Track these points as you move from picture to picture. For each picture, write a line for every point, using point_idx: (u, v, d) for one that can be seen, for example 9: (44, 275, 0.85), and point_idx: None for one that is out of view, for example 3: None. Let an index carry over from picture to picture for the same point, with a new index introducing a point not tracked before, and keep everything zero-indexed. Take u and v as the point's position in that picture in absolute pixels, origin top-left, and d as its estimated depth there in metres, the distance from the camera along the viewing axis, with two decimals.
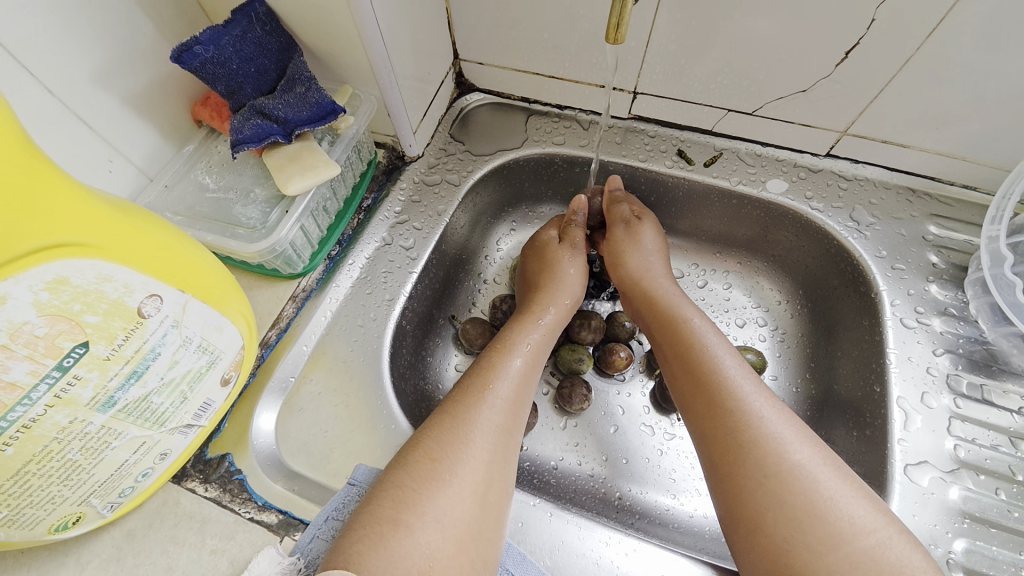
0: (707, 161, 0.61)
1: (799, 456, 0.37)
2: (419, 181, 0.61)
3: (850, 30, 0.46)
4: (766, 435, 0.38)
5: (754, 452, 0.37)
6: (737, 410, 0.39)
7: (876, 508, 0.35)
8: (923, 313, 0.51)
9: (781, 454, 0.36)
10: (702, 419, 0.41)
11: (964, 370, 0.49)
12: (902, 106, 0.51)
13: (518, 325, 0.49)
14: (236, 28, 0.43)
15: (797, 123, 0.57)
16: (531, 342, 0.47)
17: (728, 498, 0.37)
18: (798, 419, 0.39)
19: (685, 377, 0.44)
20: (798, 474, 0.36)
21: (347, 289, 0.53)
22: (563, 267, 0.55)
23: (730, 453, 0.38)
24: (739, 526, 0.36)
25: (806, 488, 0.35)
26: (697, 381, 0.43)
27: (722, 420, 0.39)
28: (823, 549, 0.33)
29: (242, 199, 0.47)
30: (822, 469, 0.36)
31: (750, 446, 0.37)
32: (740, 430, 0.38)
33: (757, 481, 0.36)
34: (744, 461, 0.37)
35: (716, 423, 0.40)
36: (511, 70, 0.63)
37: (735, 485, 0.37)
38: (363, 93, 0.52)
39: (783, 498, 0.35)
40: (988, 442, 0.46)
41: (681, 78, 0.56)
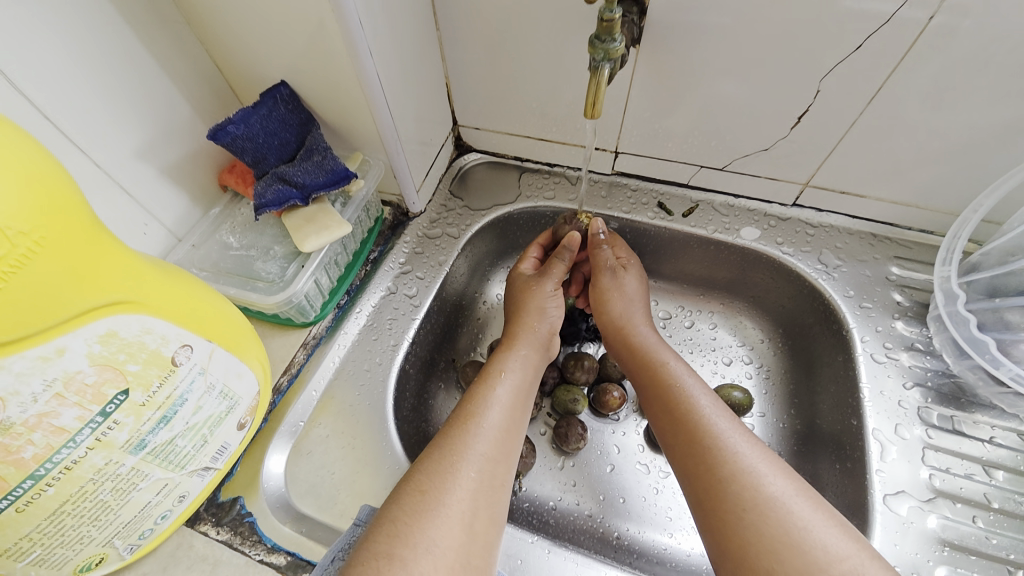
0: (686, 212, 0.67)
1: (774, 487, 0.39)
2: (421, 235, 0.66)
3: (799, 100, 0.53)
4: (740, 466, 0.40)
5: (733, 486, 0.40)
6: (713, 444, 0.42)
7: (849, 535, 0.37)
8: (891, 348, 0.55)
9: (758, 486, 0.39)
10: (681, 451, 0.44)
11: (934, 402, 0.52)
12: (853, 160, 0.57)
13: (497, 355, 0.52)
14: (263, 108, 0.49)
15: (763, 177, 0.63)
16: (511, 370, 0.50)
17: (713, 528, 0.39)
18: (768, 448, 0.43)
19: (668, 416, 0.47)
20: (771, 500, 0.38)
21: (354, 336, 0.57)
22: (537, 301, 0.56)
23: (712, 488, 0.40)
24: (726, 557, 0.38)
25: (783, 518, 0.37)
26: (675, 418, 0.46)
27: (699, 451, 0.43)
28: None
29: (262, 255, 0.51)
30: (797, 499, 0.38)
31: (729, 479, 0.40)
32: (715, 460, 0.41)
33: (739, 508, 0.39)
34: (724, 494, 0.40)
35: (694, 457, 0.43)
36: (505, 134, 0.70)
37: (719, 518, 0.39)
38: (372, 159, 0.58)
39: (763, 529, 0.37)
40: (962, 471, 0.48)
41: (657, 139, 0.63)
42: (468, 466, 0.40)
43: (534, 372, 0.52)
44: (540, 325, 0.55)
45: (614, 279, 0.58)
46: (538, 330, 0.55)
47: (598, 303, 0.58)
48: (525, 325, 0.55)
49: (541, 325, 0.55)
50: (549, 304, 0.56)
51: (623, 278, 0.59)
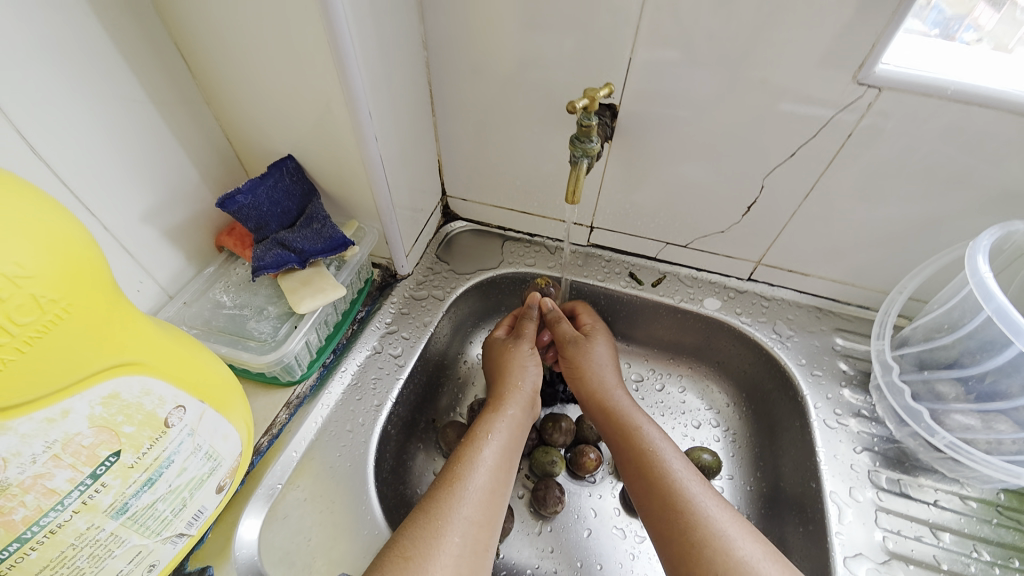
0: (654, 282, 0.73)
1: (744, 551, 0.41)
2: (408, 296, 0.69)
3: (748, 192, 0.61)
4: (712, 531, 0.43)
5: (705, 550, 0.42)
6: (686, 508, 0.45)
7: None
8: (841, 414, 0.60)
9: (728, 550, 0.41)
10: (659, 517, 0.46)
11: (882, 466, 0.56)
12: (796, 243, 0.65)
13: (485, 416, 0.53)
14: (270, 179, 0.53)
15: (721, 254, 0.70)
16: (497, 431, 0.51)
17: None
18: (736, 511, 0.45)
19: (642, 479, 0.49)
20: (742, 563, 0.40)
21: (338, 395, 0.57)
22: (518, 361, 0.59)
23: (686, 552, 0.42)
24: None
25: None
26: (650, 482, 0.48)
27: (676, 517, 0.45)
28: None
29: (256, 314, 0.52)
30: (765, 563, 0.41)
31: (701, 543, 0.42)
32: (689, 526, 0.44)
33: (714, 573, 0.40)
34: (698, 558, 0.42)
35: (669, 520, 0.45)
36: (490, 206, 0.77)
37: None
38: (367, 226, 0.62)
39: None
40: (912, 533, 0.52)
41: (627, 217, 0.70)
42: (453, 533, 0.41)
43: (519, 432, 0.53)
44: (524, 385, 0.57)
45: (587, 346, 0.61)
46: (523, 390, 0.57)
47: (573, 369, 0.61)
48: (510, 384, 0.57)
49: (525, 383, 0.57)
50: (528, 363, 0.59)
51: (596, 346, 0.62)
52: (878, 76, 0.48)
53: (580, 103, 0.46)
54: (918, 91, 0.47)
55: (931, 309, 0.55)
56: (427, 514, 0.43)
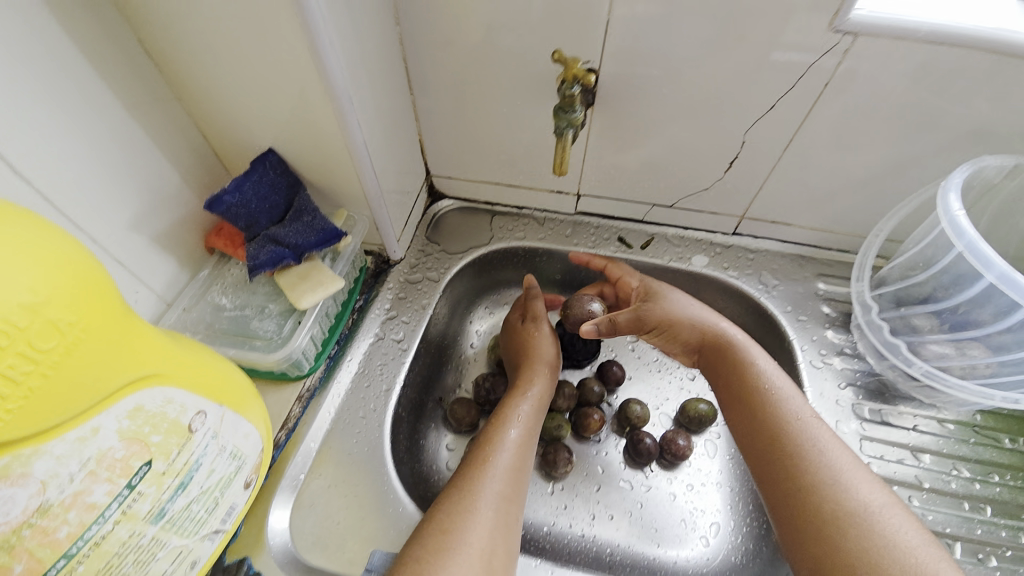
0: (643, 244, 0.75)
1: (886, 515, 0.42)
2: (403, 280, 0.70)
3: (730, 148, 0.62)
4: (837, 483, 0.45)
5: (819, 497, 0.44)
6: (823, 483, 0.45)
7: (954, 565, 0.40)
8: (826, 354, 0.64)
9: (870, 512, 0.43)
10: (778, 499, 0.47)
11: (864, 399, 0.60)
12: (778, 196, 0.67)
13: (512, 397, 0.56)
14: (255, 174, 0.52)
15: (707, 211, 0.72)
16: (523, 413, 0.55)
17: (816, 542, 0.43)
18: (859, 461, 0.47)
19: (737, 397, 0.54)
20: (874, 522, 0.42)
21: (347, 385, 0.59)
22: (540, 342, 0.63)
23: (804, 499, 0.45)
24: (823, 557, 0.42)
25: (891, 544, 0.41)
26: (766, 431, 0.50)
27: (797, 494, 0.46)
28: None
29: (258, 314, 0.52)
30: (909, 532, 0.41)
31: (818, 476, 0.46)
32: (817, 506, 0.44)
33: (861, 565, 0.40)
34: (815, 493, 0.45)
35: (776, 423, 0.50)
36: (476, 181, 0.76)
37: (815, 526, 0.43)
38: (356, 215, 0.62)
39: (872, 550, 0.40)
40: (894, 457, 0.56)
41: (612, 182, 0.72)
42: (486, 506, 0.45)
43: (541, 407, 0.57)
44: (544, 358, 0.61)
45: (673, 298, 0.61)
46: (543, 365, 0.60)
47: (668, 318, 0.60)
48: (530, 365, 0.60)
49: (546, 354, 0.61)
50: (546, 341, 0.63)
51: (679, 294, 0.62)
52: (853, 22, 0.48)
53: (594, 78, 0.48)
54: (894, 33, 0.48)
55: (905, 249, 0.58)
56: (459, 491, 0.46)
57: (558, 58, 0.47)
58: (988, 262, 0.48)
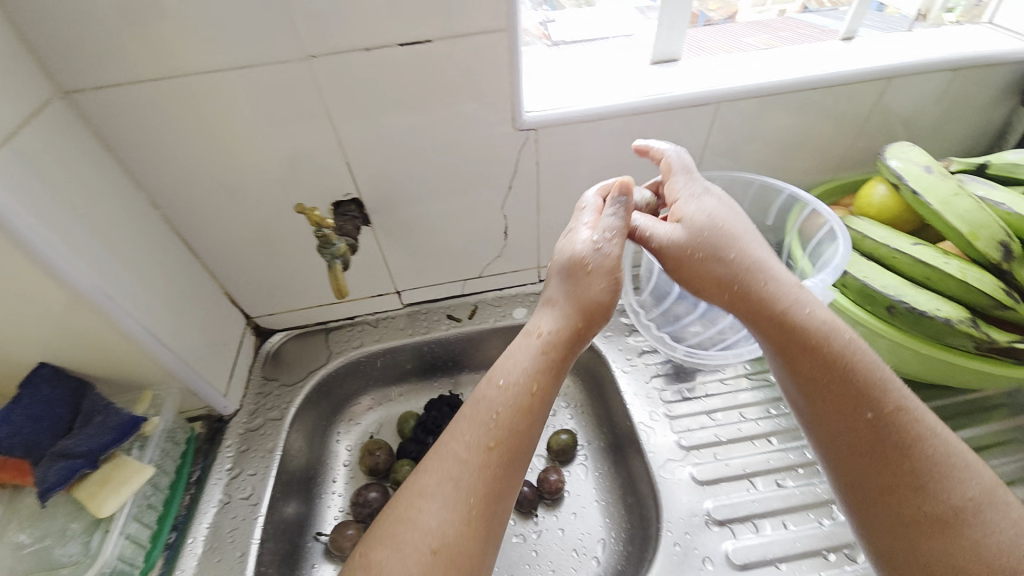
0: (470, 314, 0.83)
1: (978, 480, 0.43)
2: (243, 431, 0.68)
3: (498, 222, 0.74)
4: (939, 440, 0.44)
5: (950, 469, 0.43)
6: (925, 435, 0.44)
7: (1002, 524, 0.41)
8: (632, 357, 0.75)
9: (974, 476, 0.43)
10: (831, 437, 0.47)
11: (665, 384, 0.71)
12: (555, 244, 0.80)
13: (461, 429, 0.47)
14: (24, 396, 0.50)
15: (509, 272, 0.83)
16: (467, 457, 0.45)
17: (877, 502, 0.44)
18: (855, 343, 0.48)
19: (806, 355, 0.48)
20: (980, 492, 0.42)
21: (193, 569, 0.56)
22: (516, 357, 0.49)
23: (906, 455, 0.44)
24: (890, 527, 0.44)
25: (965, 514, 0.42)
26: (830, 384, 0.47)
27: (853, 406, 0.46)
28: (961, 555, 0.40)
29: (59, 538, 0.49)
30: (969, 497, 0.42)
31: (920, 435, 0.44)
32: (881, 404, 0.46)
33: (930, 478, 0.43)
34: (924, 452, 0.44)
35: (842, 366, 0.47)
36: (298, 310, 0.79)
37: (892, 500, 0.44)
38: (163, 391, 0.60)
39: (972, 514, 0.42)
40: (697, 424, 0.66)
41: (421, 274, 0.79)
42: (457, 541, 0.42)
43: (496, 440, 0.46)
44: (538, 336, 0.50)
45: (683, 207, 0.53)
46: (518, 390, 0.47)
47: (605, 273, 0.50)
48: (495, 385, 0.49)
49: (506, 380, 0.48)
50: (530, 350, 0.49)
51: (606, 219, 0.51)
52: (529, 121, 0.62)
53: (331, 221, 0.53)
54: (560, 122, 0.63)
55: (641, 263, 0.73)
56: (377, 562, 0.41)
57: (300, 210, 0.53)
58: None
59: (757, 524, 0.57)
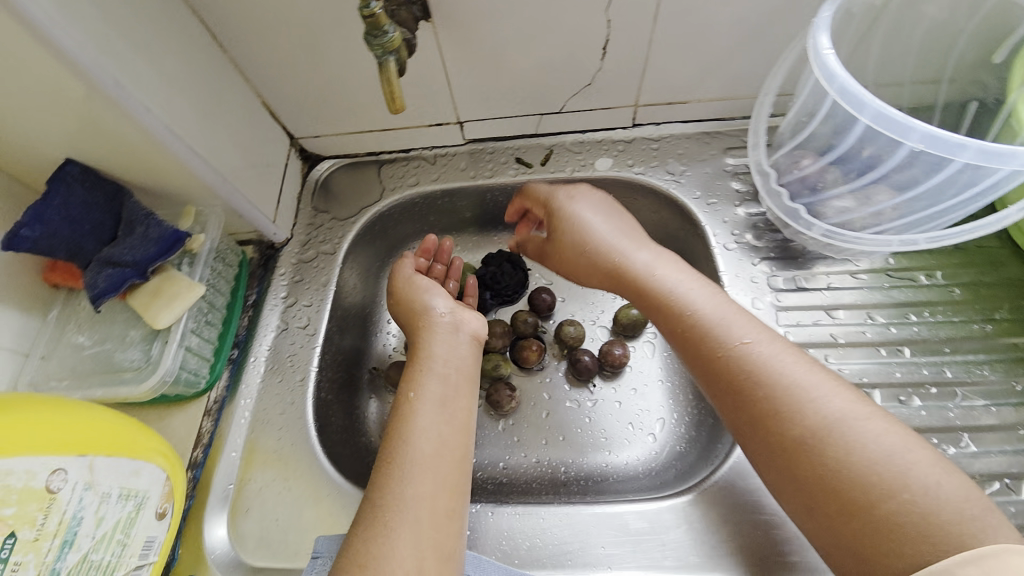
0: (542, 160, 0.69)
1: (914, 479, 0.36)
2: (296, 262, 0.65)
3: (598, 31, 0.55)
4: (856, 444, 0.38)
5: (876, 480, 0.36)
6: (839, 445, 0.38)
7: (957, 482, 0.36)
8: (738, 233, 0.61)
9: (908, 480, 0.36)
10: (761, 448, 0.41)
11: (779, 269, 0.58)
12: (666, 73, 0.60)
13: (427, 347, 0.53)
14: (56, 196, 0.45)
15: (598, 109, 0.65)
16: (435, 369, 0.51)
17: (828, 497, 0.37)
18: (815, 362, 0.43)
19: (714, 385, 0.45)
20: (926, 496, 0.35)
21: (258, 385, 0.57)
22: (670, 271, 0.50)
23: (844, 493, 0.37)
24: (845, 514, 0.37)
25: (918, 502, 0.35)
26: (755, 416, 0.42)
27: (777, 433, 0.40)
28: (958, 521, 0.34)
29: (120, 344, 0.49)
30: (925, 476, 0.36)
31: (840, 433, 0.39)
32: (784, 405, 0.40)
33: (872, 506, 0.36)
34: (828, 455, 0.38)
35: (767, 407, 0.41)
36: (346, 134, 0.68)
37: (856, 507, 0.36)
38: (206, 208, 0.55)
39: (916, 511, 0.35)
40: (810, 320, 0.56)
41: (490, 101, 0.64)
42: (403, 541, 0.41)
43: (462, 359, 0.53)
44: (438, 320, 0.55)
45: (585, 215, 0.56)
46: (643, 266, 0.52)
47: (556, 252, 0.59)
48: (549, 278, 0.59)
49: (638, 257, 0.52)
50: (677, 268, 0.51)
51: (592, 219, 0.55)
52: None
53: None
54: None
55: (789, 112, 0.55)
56: (387, 468, 0.45)
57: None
58: (862, 103, 0.44)
59: None
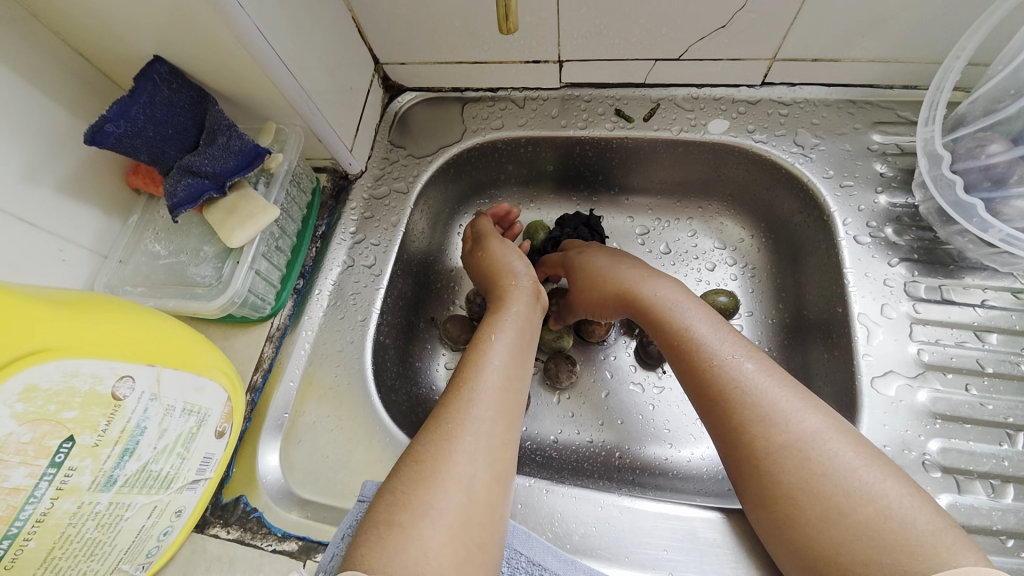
0: (646, 115, 0.61)
1: (887, 497, 0.34)
2: (367, 197, 0.62)
3: None
4: (838, 466, 0.36)
5: (843, 498, 0.35)
6: (823, 467, 0.36)
7: (925, 503, 0.34)
8: (876, 226, 0.52)
9: (873, 497, 0.34)
10: (743, 474, 0.40)
11: (921, 275, 0.50)
12: (823, 21, 0.49)
13: (492, 318, 0.51)
14: (143, 94, 0.43)
15: (725, 59, 0.56)
16: (503, 335, 0.49)
17: (798, 533, 0.36)
18: (798, 383, 0.41)
19: (701, 391, 0.43)
20: (898, 526, 0.33)
21: (319, 318, 0.55)
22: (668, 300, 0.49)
23: (805, 505, 0.36)
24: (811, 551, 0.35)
25: (884, 531, 0.33)
26: (732, 429, 0.40)
27: (751, 442, 0.39)
28: (923, 554, 0.32)
29: (194, 258, 0.49)
30: (900, 504, 0.34)
31: (822, 466, 0.36)
32: (751, 417, 0.39)
33: (818, 529, 0.35)
34: (808, 479, 0.36)
35: (735, 415, 0.40)
36: (434, 64, 0.62)
37: (801, 527, 0.36)
38: (287, 126, 0.52)
39: (880, 534, 0.33)
40: (952, 340, 0.48)
41: (600, 38, 0.56)
42: (463, 448, 0.41)
43: (528, 327, 0.51)
44: (522, 281, 0.55)
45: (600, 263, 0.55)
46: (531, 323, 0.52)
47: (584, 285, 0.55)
48: (506, 285, 0.55)
49: (517, 279, 0.55)
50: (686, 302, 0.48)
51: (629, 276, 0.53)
52: None
53: None
54: None
55: (978, 90, 0.47)
56: (438, 423, 0.43)
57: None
58: None
59: (996, 486, 0.44)
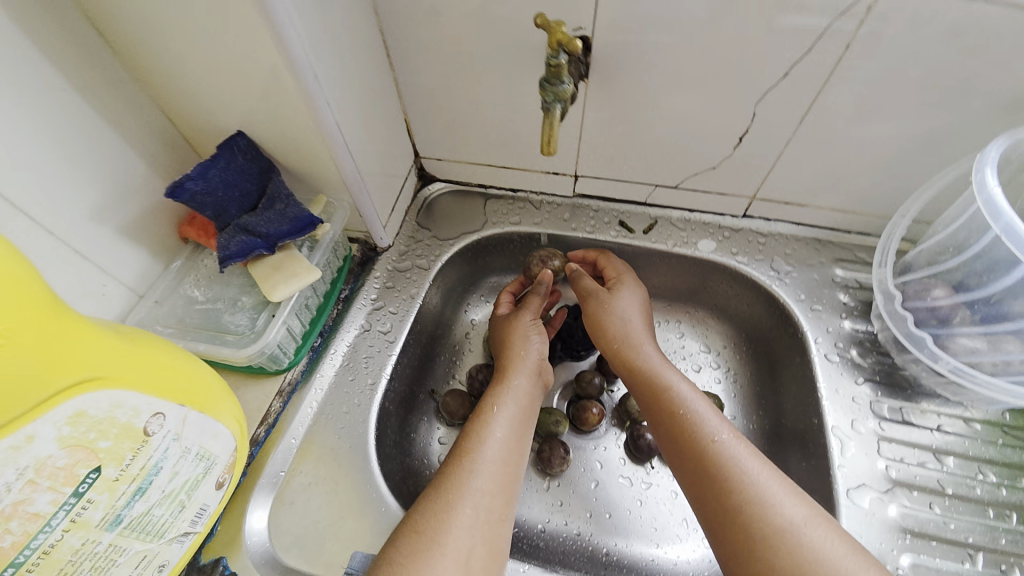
0: (645, 228, 0.70)
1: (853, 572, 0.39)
2: (391, 269, 0.67)
3: (738, 122, 0.57)
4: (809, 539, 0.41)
5: (814, 565, 0.39)
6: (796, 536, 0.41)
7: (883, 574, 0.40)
8: (842, 347, 0.60)
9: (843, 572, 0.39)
10: (722, 539, 0.43)
11: (884, 396, 0.56)
12: (793, 174, 0.61)
13: (496, 388, 0.54)
14: (222, 160, 0.49)
15: (715, 193, 0.67)
16: (506, 404, 0.52)
17: None
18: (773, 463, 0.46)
19: (688, 458, 0.48)
20: None
21: (330, 378, 0.57)
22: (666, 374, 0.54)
23: (784, 573, 0.39)
24: None
25: None
26: (715, 496, 0.44)
27: (729, 508, 0.43)
28: None
29: (230, 307, 0.51)
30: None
31: (796, 537, 0.41)
32: (729, 482, 0.44)
33: None
34: (783, 548, 0.40)
35: (719, 484, 0.45)
36: (467, 163, 0.72)
37: None
38: (336, 200, 0.59)
39: None
40: (915, 459, 0.53)
41: (612, 163, 0.66)
42: (462, 522, 0.42)
43: (529, 402, 0.54)
44: (529, 353, 0.57)
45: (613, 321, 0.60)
46: (528, 359, 0.57)
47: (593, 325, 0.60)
48: (514, 354, 0.57)
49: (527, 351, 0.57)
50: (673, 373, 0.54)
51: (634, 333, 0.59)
52: None
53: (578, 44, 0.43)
54: None
55: (925, 241, 0.55)
56: (438, 492, 0.44)
57: (542, 23, 0.43)
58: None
59: None
